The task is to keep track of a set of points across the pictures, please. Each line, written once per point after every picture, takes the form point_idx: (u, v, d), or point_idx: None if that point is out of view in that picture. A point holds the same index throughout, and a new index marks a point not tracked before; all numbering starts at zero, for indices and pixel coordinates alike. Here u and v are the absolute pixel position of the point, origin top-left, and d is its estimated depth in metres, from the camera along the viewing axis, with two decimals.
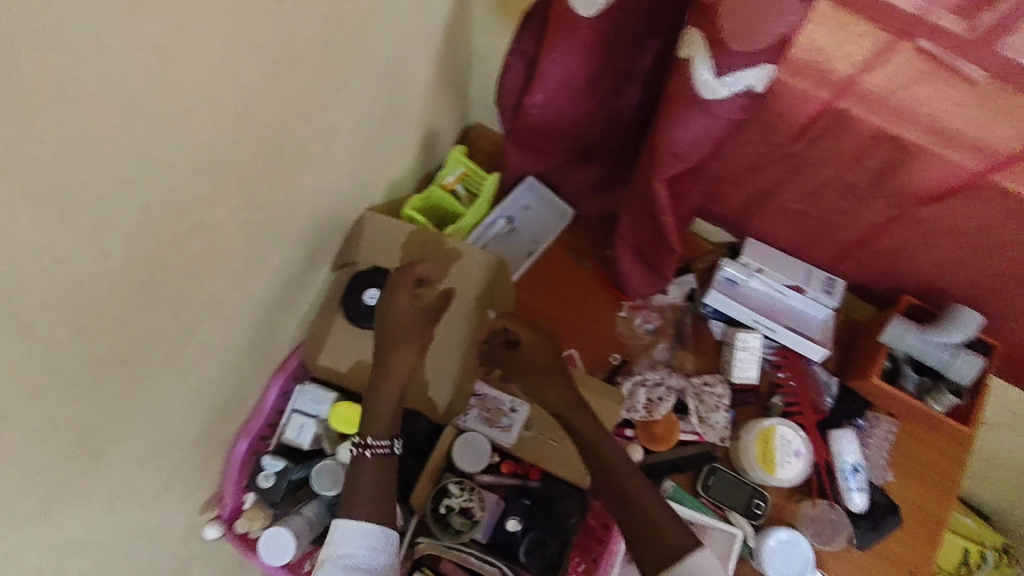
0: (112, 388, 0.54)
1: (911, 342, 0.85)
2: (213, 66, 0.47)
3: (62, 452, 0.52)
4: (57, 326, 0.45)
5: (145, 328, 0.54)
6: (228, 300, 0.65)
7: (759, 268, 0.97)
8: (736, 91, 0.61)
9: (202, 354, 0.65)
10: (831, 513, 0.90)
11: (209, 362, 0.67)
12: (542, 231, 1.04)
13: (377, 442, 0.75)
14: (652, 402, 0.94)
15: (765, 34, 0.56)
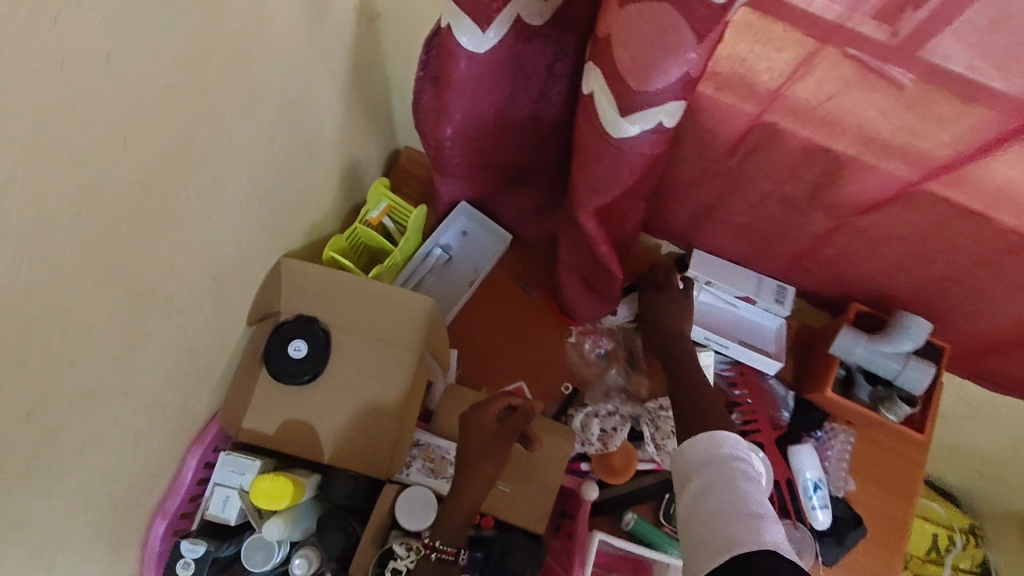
0: None
1: (861, 354, 0.82)
2: (36, 138, 0.40)
3: None
4: None
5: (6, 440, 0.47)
6: (110, 384, 0.57)
7: (708, 281, 0.94)
8: (647, 127, 0.56)
9: (86, 447, 0.57)
10: (796, 532, 0.86)
11: (99, 453, 0.60)
12: (481, 258, 0.99)
13: (444, 547, 0.70)
14: (607, 433, 0.89)
15: (663, 71, 0.51)
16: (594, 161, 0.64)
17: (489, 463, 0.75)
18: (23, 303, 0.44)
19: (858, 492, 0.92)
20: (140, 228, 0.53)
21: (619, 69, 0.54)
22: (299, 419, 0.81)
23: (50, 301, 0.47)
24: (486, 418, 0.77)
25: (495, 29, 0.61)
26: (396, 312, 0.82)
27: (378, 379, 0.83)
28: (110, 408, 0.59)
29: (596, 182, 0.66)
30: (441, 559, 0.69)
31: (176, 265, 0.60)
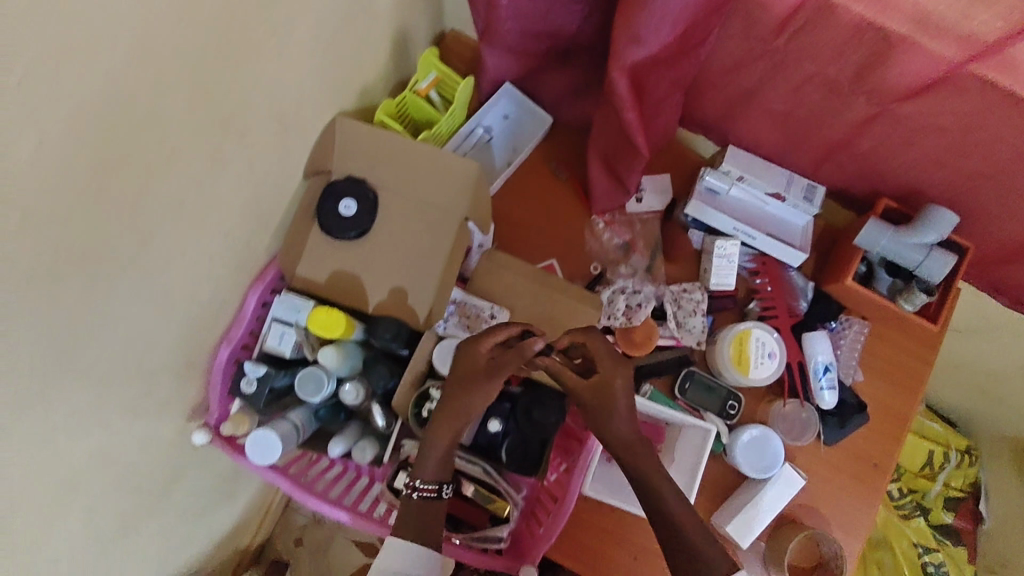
0: (79, 281, 0.53)
1: (885, 244, 0.85)
2: None
3: (42, 351, 0.52)
4: (14, 213, 0.44)
5: (106, 228, 0.54)
6: (192, 199, 0.63)
7: (740, 176, 0.96)
8: None
9: (170, 256, 0.64)
10: (802, 412, 0.94)
11: (180, 265, 0.67)
12: (520, 140, 1.02)
13: (424, 485, 0.74)
14: (631, 308, 0.95)
15: None
16: (648, 16, 0.66)
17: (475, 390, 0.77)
18: (124, 97, 0.49)
19: (865, 383, 0.97)
20: (222, 49, 0.57)
21: None
22: (348, 272, 0.87)
23: (150, 101, 0.52)
24: (481, 349, 0.78)
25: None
26: (442, 172, 0.87)
27: (421, 243, 0.88)
28: (190, 223, 0.65)
29: (636, 36, 0.68)
30: (422, 495, 0.73)
31: (249, 96, 0.64)
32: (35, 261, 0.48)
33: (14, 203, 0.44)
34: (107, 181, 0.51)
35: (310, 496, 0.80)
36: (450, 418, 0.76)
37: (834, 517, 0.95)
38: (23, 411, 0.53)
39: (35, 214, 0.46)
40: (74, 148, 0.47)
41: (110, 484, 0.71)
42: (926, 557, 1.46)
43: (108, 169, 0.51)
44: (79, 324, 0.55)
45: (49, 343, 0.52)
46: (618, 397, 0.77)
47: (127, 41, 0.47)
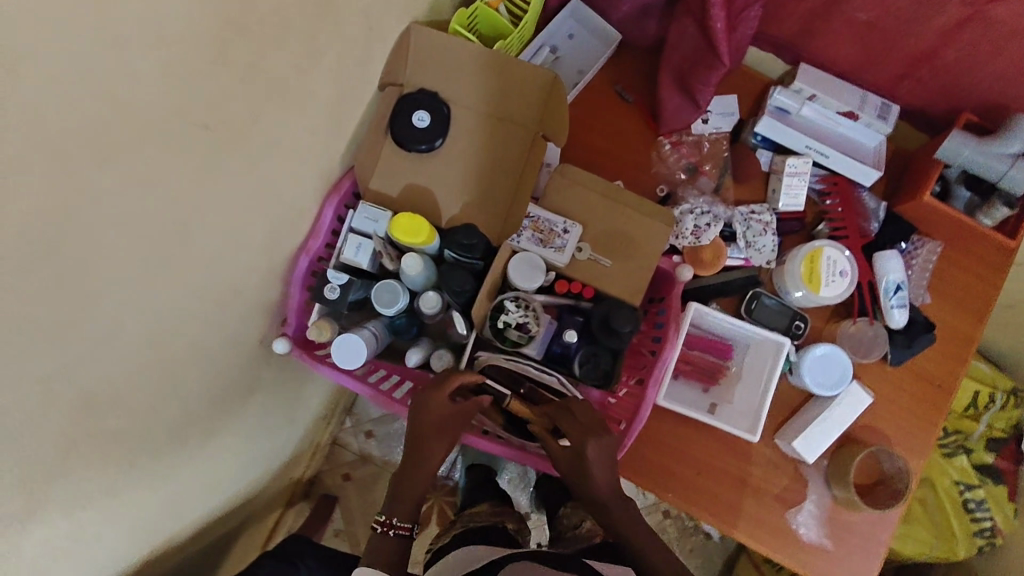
0: (194, 153, 0.55)
1: (968, 155, 0.84)
2: None
3: (154, 214, 0.54)
4: (144, 59, 0.45)
5: (203, 105, 0.53)
6: (287, 86, 0.64)
7: (812, 95, 0.94)
8: None
9: (265, 148, 0.65)
10: (872, 329, 0.94)
11: (272, 159, 0.68)
12: (586, 60, 1.00)
13: (399, 523, 0.81)
14: (699, 228, 0.94)
15: None
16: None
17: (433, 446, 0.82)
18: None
19: (934, 305, 0.96)
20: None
21: None
22: (421, 187, 0.87)
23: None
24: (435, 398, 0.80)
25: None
26: (519, 84, 0.87)
27: (492, 159, 0.88)
28: (283, 113, 0.66)
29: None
30: (396, 532, 0.80)
31: None
32: (143, 128, 0.48)
33: (122, 59, 0.44)
34: (204, 55, 0.51)
35: (389, 401, 0.85)
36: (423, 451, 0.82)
37: (897, 437, 0.96)
38: (134, 276, 0.55)
39: (139, 81, 0.46)
40: (179, 12, 0.46)
41: (195, 380, 0.73)
42: (968, 495, 1.47)
43: (209, 41, 0.51)
44: (178, 207, 0.56)
45: (149, 219, 0.53)
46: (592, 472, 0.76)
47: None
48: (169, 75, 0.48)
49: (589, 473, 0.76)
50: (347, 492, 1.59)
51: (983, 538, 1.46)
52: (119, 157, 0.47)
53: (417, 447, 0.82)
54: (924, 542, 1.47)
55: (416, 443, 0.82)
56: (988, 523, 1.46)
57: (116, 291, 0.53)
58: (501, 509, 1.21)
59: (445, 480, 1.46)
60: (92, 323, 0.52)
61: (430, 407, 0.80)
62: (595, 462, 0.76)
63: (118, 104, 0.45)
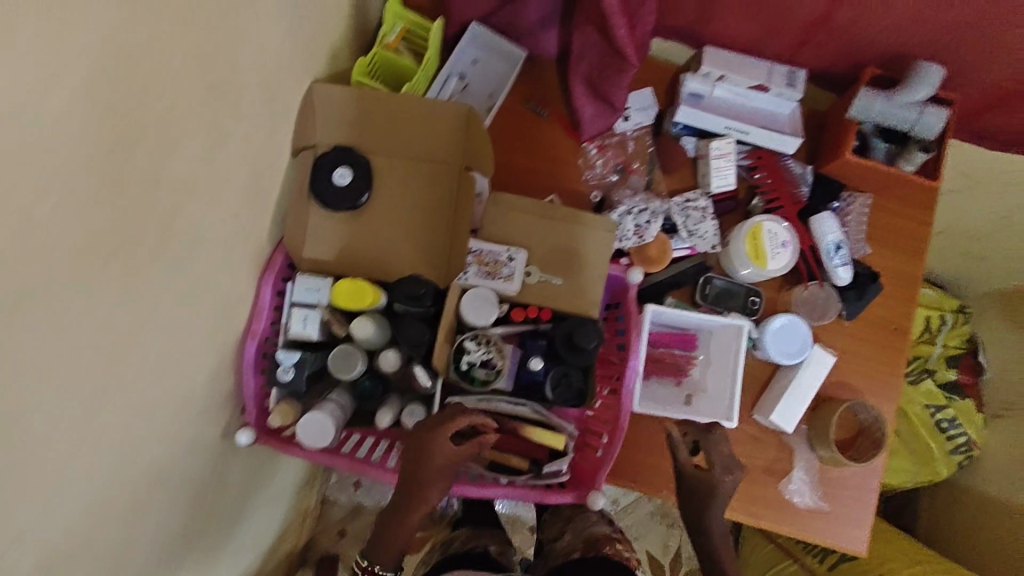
0: (111, 277, 0.52)
1: (878, 109, 0.86)
2: None
3: (81, 349, 0.50)
4: (38, 200, 0.42)
5: (107, 223, 0.50)
6: (200, 181, 0.61)
7: (720, 76, 0.97)
8: None
9: (189, 246, 0.63)
10: (823, 289, 0.96)
11: (199, 255, 0.65)
12: (495, 83, 1.00)
13: (382, 571, 0.82)
14: (641, 227, 0.95)
15: None
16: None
17: (432, 490, 0.78)
18: (98, 86, 0.45)
19: (874, 255, 0.99)
20: (185, 10, 0.52)
21: None
22: (357, 244, 0.86)
23: (125, 83, 0.47)
24: (440, 447, 0.76)
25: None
26: (431, 123, 0.86)
27: (421, 202, 0.87)
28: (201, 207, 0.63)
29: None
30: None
31: (223, 67, 0.60)
32: (48, 267, 0.45)
33: (10, 207, 0.40)
34: (97, 176, 0.48)
35: (369, 467, 0.81)
36: (412, 497, 0.78)
37: (866, 387, 0.98)
38: (73, 418, 0.51)
39: (35, 223, 0.43)
40: (58, 140, 0.43)
41: (163, 498, 0.68)
42: (938, 416, 1.53)
43: (100, 160, 0.47)
44: (100, 332, 0.52)
45: (71, 358, 0.49)
46: (716, 506, 0.84)
47: (92, 10, 0.42)
48: (60, 204, 0.45)
49: (712, 507, 0.84)
50: (345, 548, 1.55)
51: (959, 454, 1.52)
52: (28, 306, 0.44)
53: (411, 493, 0.78)
54: (904, 471, 1.54)
55: (411, 489, 0.78)
56: (962, 438, 1.51)
57: (56, 440, 0.50)
58: (480, 531, 1.21)
59: (444, 511, 1.36)
60: (36, 480, 0.49)
61: (433, 458, 0.76)
62: (725, 493, 0.84)
63: (18, 254, 0.42)
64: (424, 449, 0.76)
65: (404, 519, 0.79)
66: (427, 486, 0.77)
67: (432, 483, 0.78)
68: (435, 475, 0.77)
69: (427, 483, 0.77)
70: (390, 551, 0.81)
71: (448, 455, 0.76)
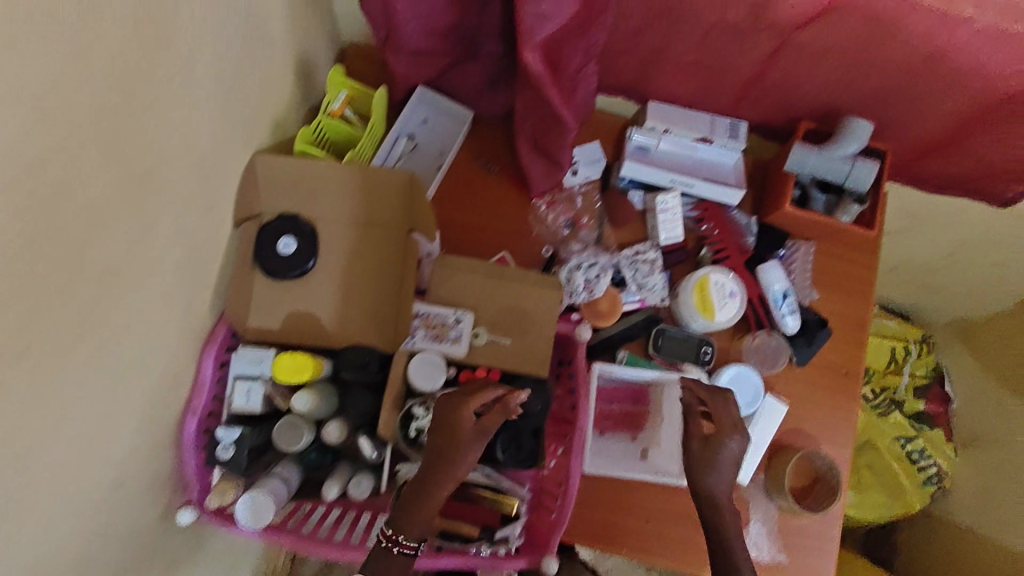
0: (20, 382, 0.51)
1: (813, 163, 0.89)
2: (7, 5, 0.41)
3: None
4: None
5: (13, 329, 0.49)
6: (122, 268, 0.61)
7: (665, 128, 0.98)
8: None
9: (111, 335, 0.61)
10: (772, 339, 0.96)
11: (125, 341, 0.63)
12: (446, 140, 1.00)
13: (406, 542, 0.73)
14: (591, 282, 0.95)
15: None
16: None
17: (461, 460, 0.74)
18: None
19: (823, 300, 1.00)
20: (98, 111, 0.53)
21: None
22: (302, 312, 0.85)
23: (35, 190, 0.47)
24: (464, 413, 0.76)
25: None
26: (376, 191, 0.86)
27: (368, 267, 0.87)
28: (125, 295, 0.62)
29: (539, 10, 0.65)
30: (403, 550, 0.73)
31: (146, 156, 0.61)
32: None
33: None
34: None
35: (314, 544, 0.76)
36: (435, 467, 0.74)
37: (822, 433, 0.99)
38: None
39: None
40: None
41: None
42: (909, 447, 1.52)
43: (2, 270, 0.46)
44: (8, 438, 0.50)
45: None
46: (721, 467, 0.76)
47: None
48: None
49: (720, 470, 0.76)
50: None
51: (932, 484, 1.52)
52: None
53: (435, 467, 0.74)
54: (878, 506, 1.52)
55: (436, 461, 0.74)
56: (932, 469, 1.51)
57: None
58: None
59: None
60: None
61: (459, 427, 0.75)
62: (730, 456, 0.76)
63: None
64: (450, 417, 0.76)
65: (432, 493, 0.74)
66: (455, 454, 0.74)
67: (457, 453, 0.74)
68: (462, 445, 0.74)
69: (453, 451, 0.74)
70: (416, 521, 0.73)
71: (471, 427, 0.76)
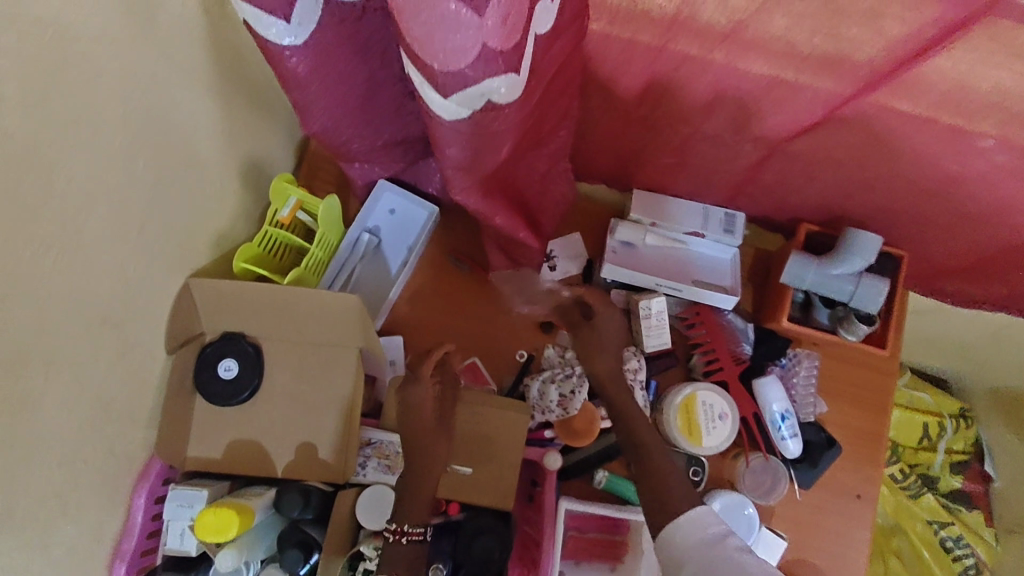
0: None
1: (812, 279, 0.78)
2: None
3: None
4: None
5: None
6: (26, 443, 0.55)
7: (652, 222, 0.88)
8: (477, 107, 0.47)
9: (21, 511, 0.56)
10: (769, 464, 0.86)
11: (36, 512, 0.58)
12: (412, 236, 0.92)
13: (412, 529, 0.69)
14: (566, 397, 0.86)
15: (461, 48, 0.42)
16: (442, 145, 0.54)
17: (437, 445, 0.76)
18: None
19: (831, 413, 0.90)
20: (2, 292, 0.49)
21: (412, 50, 0.44)
22: (242, 440, 0.79)
23: None
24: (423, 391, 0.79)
25: (301, 17, 0.52)
26: (327, 309, 0.77)
27: (314, 389, 0.80)
28: (33, 466, 0.56)
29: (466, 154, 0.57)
30: (411, 539, 0.69)
31: (49, 321, 0.55)
32: None
33: None
34: None
35: None
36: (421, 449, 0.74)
37: (831, 566, 0.87)
38: None
39: None
40: None
41: None
42: (943, 533, 1.28)
43: None
44: None
45: None
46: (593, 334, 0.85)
47: None
48: None
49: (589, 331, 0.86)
50: None
51: None
52: None
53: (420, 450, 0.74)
54: None
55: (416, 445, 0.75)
56: (969, 560, 1.26)
57: None
58: None
59: None
60: None
61: (421, 406, 0.77)
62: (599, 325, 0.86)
63: None
64: (411, 390, 0.79)
65: (421, 476, 0.73)
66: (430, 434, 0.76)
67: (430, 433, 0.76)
68: (427, 427, 0.76)
69: (430, 431, 0.76)
70: (418, 504, 0.71)
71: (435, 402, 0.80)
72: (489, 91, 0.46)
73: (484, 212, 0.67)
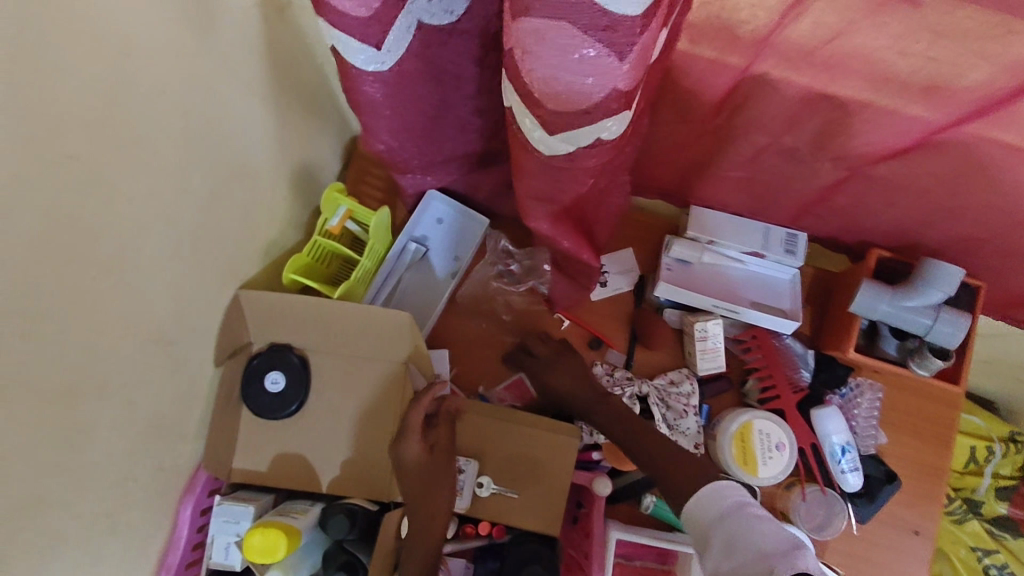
0: None
1: (885, 310, 0.74)
2: None
3: None
4: None
5: None
6: (78, 464, 0.53)
7: (710, 241, 0.84)
8: (582, 145, 0.50)
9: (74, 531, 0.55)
10: (826, 497, 0.83)
11: (89, 531, 0.57)
12: (461, 247, 0.90)
13: None
14: None
15: (587, 93, 0.44)
16: None
17: (436, 494, 0.72)
18: None
19: (890, 445, 0.86)
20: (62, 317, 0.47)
21: (530, 91, 0.45)
22: (287, 453, 0.78)
23: None
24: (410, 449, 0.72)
25: (390, 45, 0.52)
26: (377, 323, 0.75)
27: (361, 404, 0.79)
28: (86, 486, 0.55)
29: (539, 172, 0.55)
30: None
31: (103, 341, 0.53)
32: None
33: None
34: None
35: None
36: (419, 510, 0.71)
37: None
38: None
39: None
40: None
41: None
42: (986, 560, 1.17)
43: None
44: None
45: None
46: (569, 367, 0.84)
47: None
48: None
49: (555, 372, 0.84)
50: None
51: None
52: None
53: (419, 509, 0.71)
54: None
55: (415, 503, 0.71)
56: None
57: None
58: None
59: None
60: None
61: (407, 467, 0.72)
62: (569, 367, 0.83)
63: None
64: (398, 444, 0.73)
65: (421, 535, 0.70)
66: (425, 491, 0.72)
67: (427, 485, 0.72)
68: (418, 477, 0.72)
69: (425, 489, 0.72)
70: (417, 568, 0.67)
71: (424, 459, 0.73)
72: (600, 129, 0.48)
73: (552, 236, 0.69)
